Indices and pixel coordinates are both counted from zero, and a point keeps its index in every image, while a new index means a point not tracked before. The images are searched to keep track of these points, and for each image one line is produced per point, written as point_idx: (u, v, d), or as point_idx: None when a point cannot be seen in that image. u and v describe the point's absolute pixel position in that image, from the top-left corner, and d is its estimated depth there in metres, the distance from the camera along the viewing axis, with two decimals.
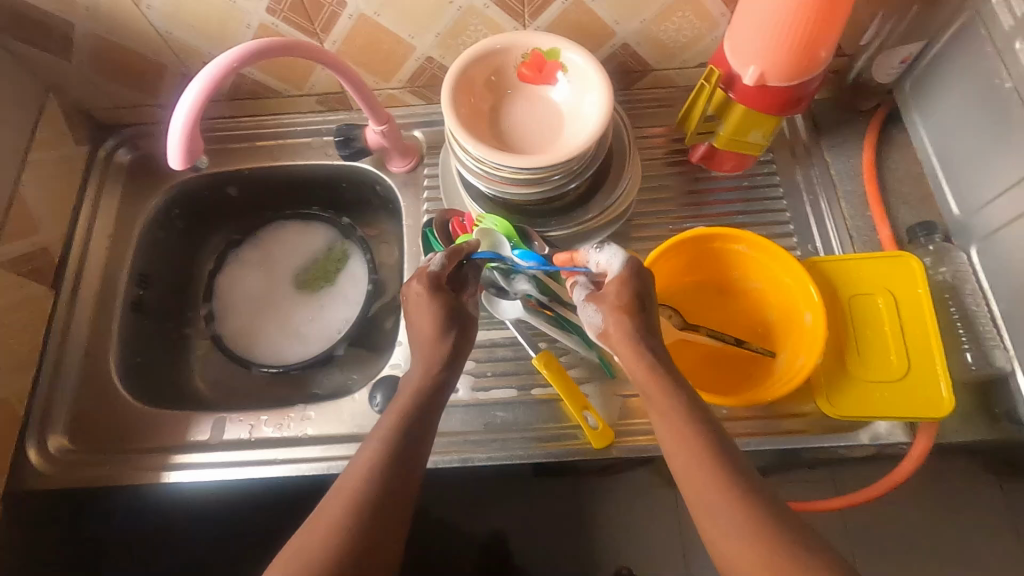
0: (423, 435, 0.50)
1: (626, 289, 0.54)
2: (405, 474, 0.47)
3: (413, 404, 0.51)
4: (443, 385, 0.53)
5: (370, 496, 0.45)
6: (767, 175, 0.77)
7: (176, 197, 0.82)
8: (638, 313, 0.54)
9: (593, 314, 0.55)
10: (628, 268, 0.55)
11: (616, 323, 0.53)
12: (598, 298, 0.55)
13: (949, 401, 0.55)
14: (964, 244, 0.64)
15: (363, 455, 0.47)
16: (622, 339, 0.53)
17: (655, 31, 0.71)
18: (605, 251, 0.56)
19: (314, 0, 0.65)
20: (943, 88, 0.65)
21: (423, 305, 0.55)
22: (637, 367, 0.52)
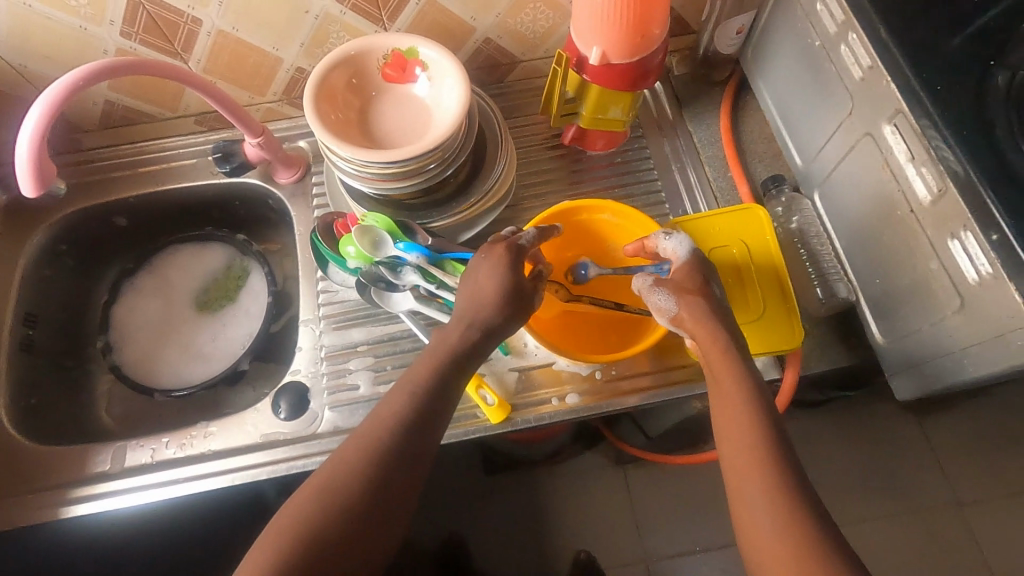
0: (443, 409, 0.53)
1: (694, 273, 0.59)
2: (420, 445, 0.50)
3: (441, 373, 0.54)
4: (474, 355, 0.56)
5: (394, 446, 0.49)
6: (638, 149, 0.81)
7: (59, 232, 0.80)
8: (710, 295, 0.58)
9: (663, 297, 0.59)
10: (695, 256, 0.61)
11: (688, 303, 0.57)
12: (668, 283, 0.59)
13: (799, 332, 0.61)
14: (809, 192, 0.70)
15: (391, 406, 0.52)
16: (696, 316, 0.57)
17: (511, 23, 0.74)
18: (673, 239, 0.61)
19: (168, 20, 0.66)
20: (774, 52, 0.72)
21: (479, 274, 0.57)
22: (712, 343, 0.55)
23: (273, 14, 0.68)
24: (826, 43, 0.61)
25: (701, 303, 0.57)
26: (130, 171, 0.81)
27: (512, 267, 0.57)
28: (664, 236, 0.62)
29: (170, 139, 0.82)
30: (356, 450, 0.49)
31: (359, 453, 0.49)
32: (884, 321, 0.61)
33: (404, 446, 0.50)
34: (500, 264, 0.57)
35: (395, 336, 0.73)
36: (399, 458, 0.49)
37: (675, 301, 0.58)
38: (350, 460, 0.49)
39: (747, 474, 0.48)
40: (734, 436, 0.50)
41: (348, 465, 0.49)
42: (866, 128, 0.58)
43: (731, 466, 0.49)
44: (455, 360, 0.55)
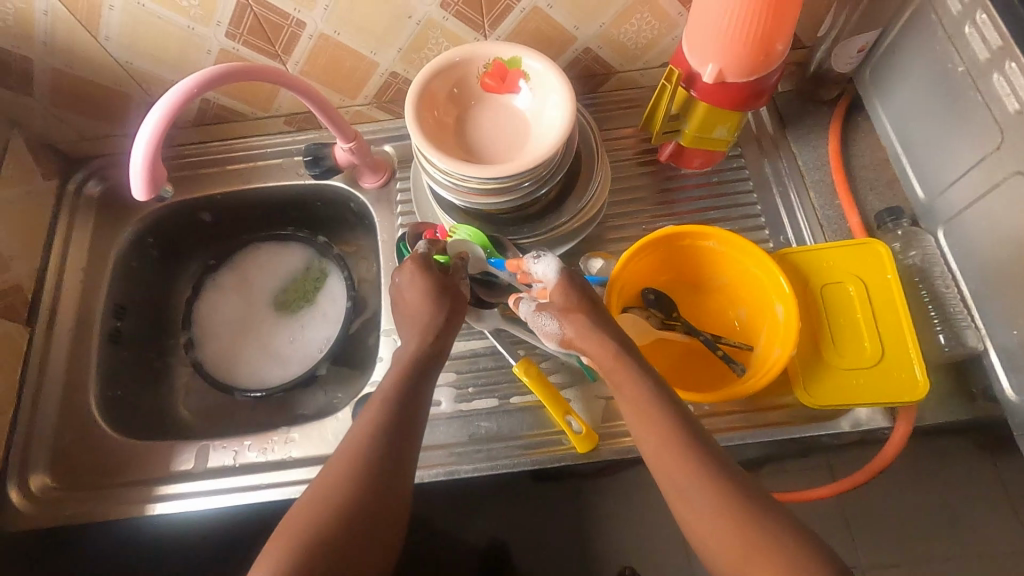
0: (415, 417, 0.52)
1: (569, 293, 0.57)
2: (399, 457, 0.49)
3: (406, 379, 0.54)
4: (435, 355, 0.57)
5: (370, 456, 0.48)
6: (736, 169, 0.77)
7: (149, 226, 0.81)
8: (591, 308, 0.57)
9: (548, 321, 0.59)
10: (562, 275, 0.58)
11: (572, 327, 0.56)
12: (548, 306, 0.58)
13: (924, 383, 0.56)
14: (931, 228, 0.65)
15: (364, 418, 0.51)
16: (582, 334, 0.56)
17: (614, 33, 0.71)
18: (542, 261, 0.59)
19: (273, 22, 0.65)
20: (900, 74, 0.66)
21: (410, 287, 0.59)
22: (604, 355, 0.55)
23: (377, 19, 0.66)
24: (974, 70, 0.56)
25: (582, 322, 0.56)
26: (219, 169, 0.82)
27: (432, 276, 0.59)
28: (533, 259, 0.60)
29: (259, 138, 0.82)
30: (340, 469, 0.48)
31: (340, 473, 0.47)
32: (1019, 377, 0.56)
33: (383, 457, 0.48)
34: (420, 273, 0.59)
35: (478, 353, 0.70)
36: (381, 471, 0.48)
37: (557, 322, 0.57)
38: (332, 478, 0.47)
39: (673, 470, 0.48)
40: (649, 435, 0.50)
41: (333, 483, 0.47)
42: (1018, 166, 0.53)
43: (657, 463, 0.49)
44: (416, 364, 0.55)
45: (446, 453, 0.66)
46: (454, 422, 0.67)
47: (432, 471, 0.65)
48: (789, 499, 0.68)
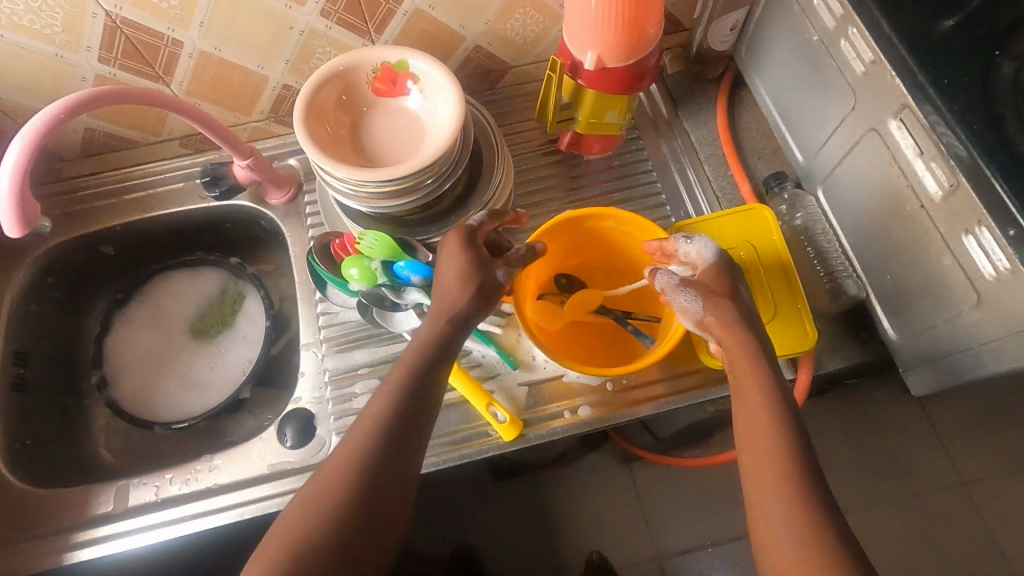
0: (426, 409, 0.51)
1: (719, 272, 0.57)
2: (402, 455, 0.48)
3: (421, 371, 0.52)
4: (450, 343, 0.54)
5: (373, 446, 0.48)
6: (635, 151, 0.80)
7: (46, 265, 0.78)
8: (734, 296, 0.56)
9: (691, 298, 0.55)
10: (720, 257, 0.58)
11: (716, 308, 0.54)
12: (694, 284, 0.56)
13: (812, 333, 0.60)
14: (812, 188, 0.69)
15: (372, 408, 0.50)
16: (724, 319, 0.54)
17: (501, 30, 0.73)
18: (697, 241, 0.58)
19: (147, 43, 0.63)
20: (769, 48, 0.70)
21: (447, 262, 0.57)
22: (734, 350, 0.53)
23: (256, 33, 0.65)
24: (825, 38, 0.60)
25: (729, 307, 0.54)
26: (117, 200, 0.79)
27: (471, 251, 0.57)
28: (686, 239, 0.59)
29: (157, 163, 0.80)
30: (338, 465, 0.47)
31: (341, 470, 0.47)
32: (897, 318, 0.60)
33: (389, 448, 0.48)
34: (462, 248, 0.57)
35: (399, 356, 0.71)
36: (383, 469, 0.47)
37: (703, 303, 0.55)
38: (331, 475, 0.47)
39: (764, 485, 0.46)
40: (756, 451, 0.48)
41: (333, 481, 0.46)
42: (870, 123, 0.57)
43: (750, 476, 0.47)
44: (435, 353, 0.53)
45: None
46: None
47: None
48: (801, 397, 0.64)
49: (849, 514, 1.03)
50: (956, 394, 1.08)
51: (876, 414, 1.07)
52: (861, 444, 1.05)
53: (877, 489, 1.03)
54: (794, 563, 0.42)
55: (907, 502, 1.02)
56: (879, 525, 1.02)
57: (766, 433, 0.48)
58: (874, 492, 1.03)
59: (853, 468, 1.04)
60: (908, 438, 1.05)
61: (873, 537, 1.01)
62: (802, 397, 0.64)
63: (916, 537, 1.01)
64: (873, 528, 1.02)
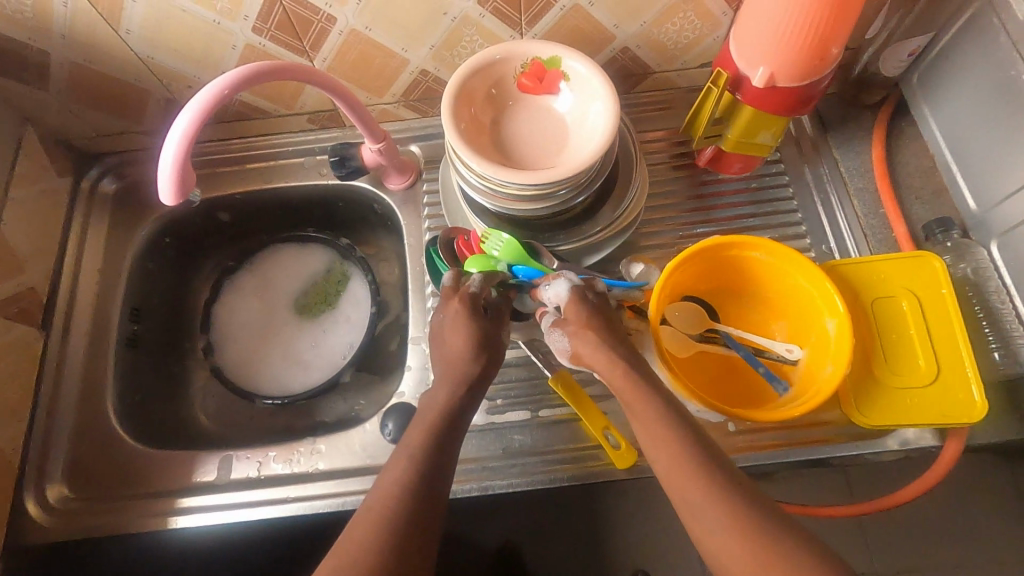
0: (448, 470, 0.48)
1: (581, 307, 0.56)
2: (428, 516, 0.45)
3: (437, 432, 0.49)
4: (465, 408, 0.52)
5: (403, 505, 0.44)
6: (776, 175, 0.75)
7: (166, 225, 0.79)
8: (607, 326, 0.55)
9: (559, 337, 0.57)
10: (572, 293, 0.57)
11: (581, 339, 0.54)
12: (562, 323, 0.57)
13: (982, 405, 0.54)
14: (984, 240, 0.63)
15: (394, 468, 0.47)
16: (591, 349, 0.54)
17: (655, 33, 0.69)
18: (552, 283, 0.58)
19: (302, 17, 0.62)
20: (953, 80, 0.64)
21: (453, 326, 0.56)
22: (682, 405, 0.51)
23: (410, 15, 0.63)
24: None
25: (592, 338, 0.54)
26: (241, 167, 0.79)
27: (477, 319, 0.56)
28: (544, 284, 0.59)
29: (281, 136, 0.79)
30: (369, 515, 0.44)
31: (364, 527, 0.43)
32: None
33: (418, 509, 0.44)
34: (460, 312, 0.56)
35: (509, 363, 0.68)
36: (412, 528, 0.43)
37: (568, 338, 0.55)
38: (358, 536, 0.43)
39: (685, 485, 0.46)
40: (661, 458, 0.47)
41: (360, 531, 0.43)
42: None
43: (674, 480, 0.46)
44: (449, 419, 0.51)
45: (478, 467, 0.64)
46: (487, 435, 0.65)
47: (464, 486, 0.63)
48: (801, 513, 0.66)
49: None
50: None
51: None
52: None
53: None
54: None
55: None
56: None
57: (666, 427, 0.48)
58: None
59: None
60: None
61: None
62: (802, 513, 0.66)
63: None
64: None
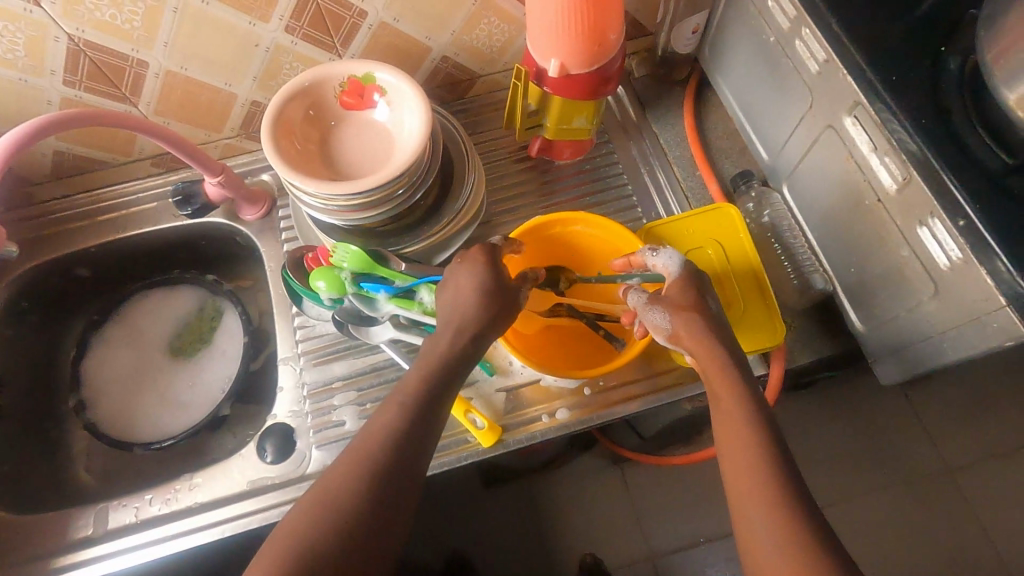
0: (435, 421, 0.52)
1: (685, 289, 0.56)
2: (413, 459, 0.49)
3: (432, 382, 0.53)
4: (462, 360, 0.55)
5: (387, 445, 0.49)
6: (606, 155, 0.81)
7: (19, 289, 0.76)
8: (706, 309, 0.55)
9: (658, 314, 0.56)
10: (686, 269, 0.58)
11: (683, 319, 0.55)
12: (660, 300, 0.57)
13: (780, 327, 0.61)
14: (777, 185, 0.71)
15: (385, 413, 0.51)
16: (693, 334, 0.54)
17: (467, 39, 0.74)
18: (661, 254, 0.59)
19: (112, 64, 0.63)
20: (730, 50, 0.72)
21: (463, 274, 0.57)
22: (705, 364, 0.53)
23: (221, 50, 0.66)
24: (780, 38, 0.61)
25: (694, 320, 0.54)
26: (89, 221, 0.78)
27: (490, 268, 0.57)
28: (651, 252, 0.59)
29: (129, 183, 0.80)
30: (355, 457, 0.49)
31: (347, 468, 0.48)
32: (862, 309, 0.61)
33: (403, 451, 0.49)
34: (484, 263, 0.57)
35: (379, 367, 0.71)
36: (396, 469, 0.48)
37: (670, 317, 0.55)
38: (343, 475, 0.48)
39: (747, 489, 0.46)
40: (736, 459, 0.48)
41: (343, 471, 0.48)
42: (827, 120, 0.58)
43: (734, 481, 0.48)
44: (447, 370, 0.54)
45: None
46: None
47: None
48: (769, 395, 0.65)
49: (839, 505, 1.04)
50: (939, 384, 1.09)
51: (862, 403, 1.08)
52: (850, 433, 1.07)
53: (866, 477, 1.05)
54: (764, 549, 0.42)
55: (892, 491, 1.04)
56: (866, 514, 1.03)
57: (736, 429, 0.49)
58: (860, 483, 1.05)
59: (838, 460, 1.06)
60: (895, 429, 1.07)
61: (861, 526, 1.03)
62: (770, 395, 0.65)
63: (904, 526, 1.02)
64: (859, 517, 1.03)
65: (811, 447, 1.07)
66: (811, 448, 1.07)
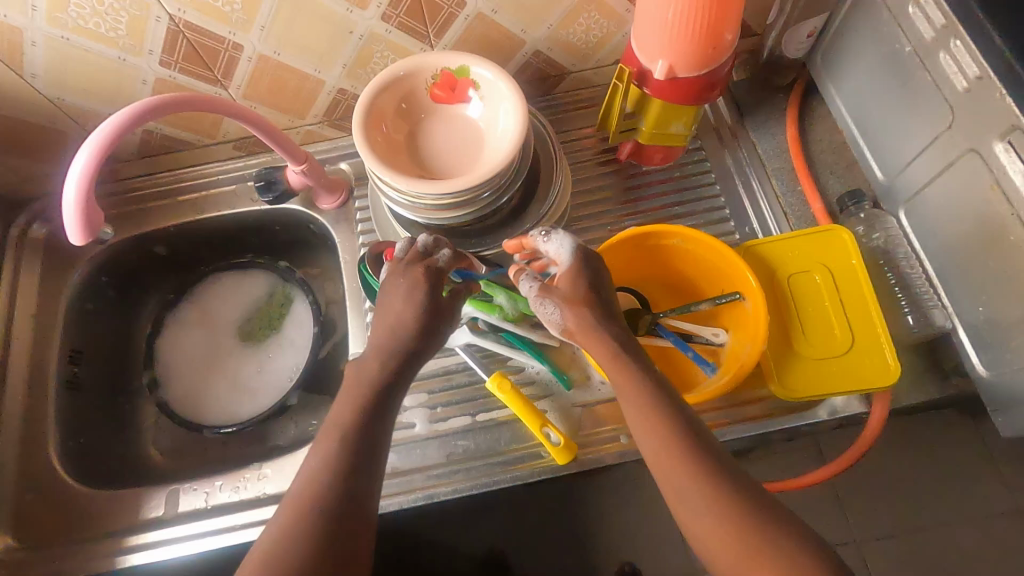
0: (378, 440, 0.47)
1: (578, 280, 0.53)
2: (360, 489, 0.44)
3: (370, 403, 0.48)
4: (400, 373, 0.50)
5: (330, 478, 0.44)
6: (698, 162, 0.76)
7: (100, 264, 0.78)
8: (596, 301, 0.53)
9: (549, 308, 0.53)
10: (575, 258, 0.55)
11: (575, 314, 0.52)
12: (553, 292, 0.53)
13: (895, 366, 0.56)
14: (893, 209, 0.65)
15: (324, 442, 0.46)
16: (585, 329, 0.51)
17: (563, 34, 0.70)
18: (553, 240, 0.55)
19: (208, 46, 0.63)
20: (850, 57, 0.66)
21: (394, 286, 0.53)
22: (603, 358, 0.51)
23: (316, 36, 0.64)
24: (920, 49, 0.56)
25: (587, 314, 0.51)
26: (171, 201, 0.79)
27: (418, 277, 0.53)
28: (543, 237, 0.56)
29: (210, 165, 0.80)
30: (298, 493, 0.44)
31: (291, 508, 0.43)
32: (988, 353, 0.56)
33: (347, 482, 0.44)
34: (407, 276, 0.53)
35: (451, 370, 0.68)
36: (340, 503, 0.43)
37: (558, 308, 0.52)
38: (288, 517, 0.43)
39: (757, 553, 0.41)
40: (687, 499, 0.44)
41: (288, 512, 0.43)
42: (971, 143, 0.53)
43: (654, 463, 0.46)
44: (382, 387, 0.49)
45: (423, 476, 0.64)
46: (431, 443, 0.65)
47: (409, 496, 0.63)
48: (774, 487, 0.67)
49: (903, 540, 0.98)
50: None
51: (942, 439, 1.01)
52: (926, 470, 1.00)
53: (941, 517, 0.98)
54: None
55: (966, 532, 0.97)
56: (936, 554, 0.97)
57: (657, 437, 0.46)
58: (933, 523, 0.98)
59: (906, 493, 1.00)
60: (974, 466, 1.00)
61: (926, 565, 0.97)
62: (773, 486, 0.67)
63: (976, 569, 0.96)
64: (929, 559, 0.97)
65: (881, 481, 1.01)
66: (880, 482, 1.01)
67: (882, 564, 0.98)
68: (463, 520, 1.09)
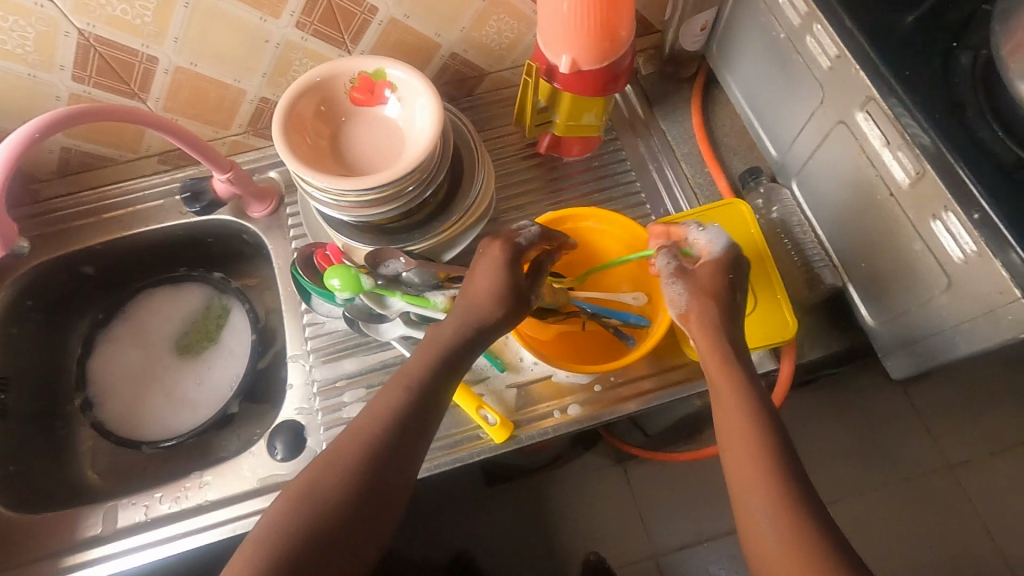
0: (434, 400, 0.52)
1: (715, 273, 0.56)
2: (408, 439, 0.50)
3: (437, 368, 0.53)
4: (472, 345, 0.54)
5: (386, 420, 0.50)
6: (613, 152, 0.81)
7: (26, 286, 0.76)
8: (727, 297, 0.55)
9: (678, 290, 0.57)
10: (728, 252, 0.57)
11: (700, 304, 0.55)
12: (686, 276, 0.57)
13: (792, 322, 0.61)
14: (787, 181, 0.71)
15: (391, 390, 0.52)
16: (704, 319, 0.54)
17: (476, 36, 0.74)
18: (710, 231, 0.59)
19: (121, 60, 0.63)
20: (739, 46, 0.72)
21: (486, 263, 0.56)
22: (710, 353, 0.53)
23: (232, 46, 0.65)
24: (791, 35, 0.62)
25: (711, 306, 0.54)
26: (94, 218, 0.78)
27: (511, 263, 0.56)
28: (698, 227, 0.60)
29: (134, 181, 0.79)
30: (360, 427, 0.50)
31: (351, 440, 0.50)
32: (873, 304, 0.62)
33: (400, 427, 0.50)
34: (500, 262, 0.55)
35: (388, 364, 0.72)
36: (389, 446, 0.49)
37: (687, 295, 0.56)
38: (346, 445, 0.49)
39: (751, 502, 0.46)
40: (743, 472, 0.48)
41: (348, 442, 0.49)
42: (838, 116, 0.58)
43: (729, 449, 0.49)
44: (451, 356, 0.53)
45: None
46: None
47: None
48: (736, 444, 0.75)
49: (842, 501, 1.04)
50: (947, 385, 1.10)
51: (871, 403, 1.08)
52: (860, 432, 1.07)
53: (875, 475, 1.05)
54: (772, 534, 0.44)
55: (900, 488, 1.04)
56: (875, 510, 1.04)
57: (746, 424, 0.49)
58: (869, 482, 1.05)
59: (841, 457, 1.06)
60: (901, 424, 1.07)
61: (865, 521, 1.03)
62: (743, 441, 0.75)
63: (909, 521, 1.03)
64: (868, 516, 1.03)
65: (819, 446, 1.07)
66: (821, 447, 1.07)
67: (848, 518, 1.03)
68: (424, 524, 1.10)
